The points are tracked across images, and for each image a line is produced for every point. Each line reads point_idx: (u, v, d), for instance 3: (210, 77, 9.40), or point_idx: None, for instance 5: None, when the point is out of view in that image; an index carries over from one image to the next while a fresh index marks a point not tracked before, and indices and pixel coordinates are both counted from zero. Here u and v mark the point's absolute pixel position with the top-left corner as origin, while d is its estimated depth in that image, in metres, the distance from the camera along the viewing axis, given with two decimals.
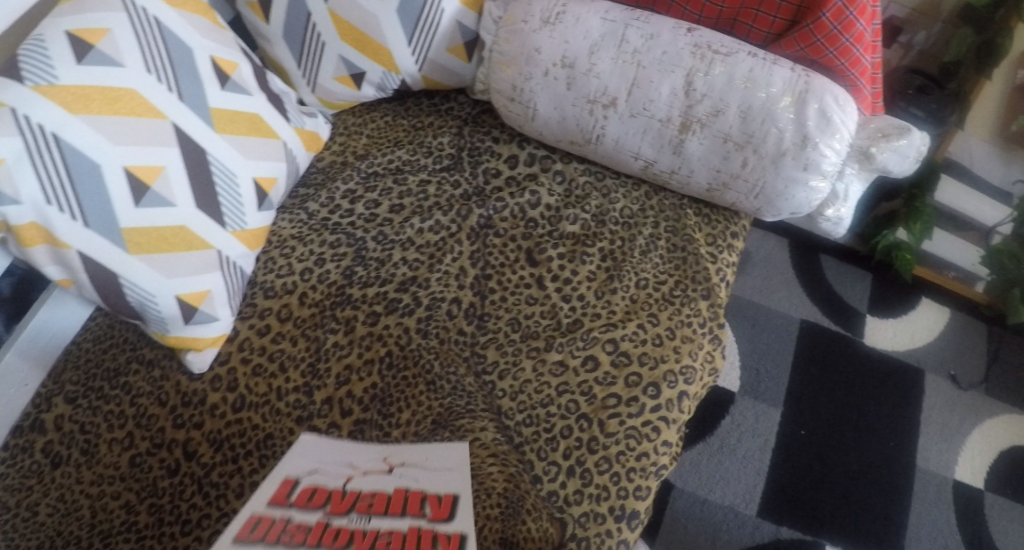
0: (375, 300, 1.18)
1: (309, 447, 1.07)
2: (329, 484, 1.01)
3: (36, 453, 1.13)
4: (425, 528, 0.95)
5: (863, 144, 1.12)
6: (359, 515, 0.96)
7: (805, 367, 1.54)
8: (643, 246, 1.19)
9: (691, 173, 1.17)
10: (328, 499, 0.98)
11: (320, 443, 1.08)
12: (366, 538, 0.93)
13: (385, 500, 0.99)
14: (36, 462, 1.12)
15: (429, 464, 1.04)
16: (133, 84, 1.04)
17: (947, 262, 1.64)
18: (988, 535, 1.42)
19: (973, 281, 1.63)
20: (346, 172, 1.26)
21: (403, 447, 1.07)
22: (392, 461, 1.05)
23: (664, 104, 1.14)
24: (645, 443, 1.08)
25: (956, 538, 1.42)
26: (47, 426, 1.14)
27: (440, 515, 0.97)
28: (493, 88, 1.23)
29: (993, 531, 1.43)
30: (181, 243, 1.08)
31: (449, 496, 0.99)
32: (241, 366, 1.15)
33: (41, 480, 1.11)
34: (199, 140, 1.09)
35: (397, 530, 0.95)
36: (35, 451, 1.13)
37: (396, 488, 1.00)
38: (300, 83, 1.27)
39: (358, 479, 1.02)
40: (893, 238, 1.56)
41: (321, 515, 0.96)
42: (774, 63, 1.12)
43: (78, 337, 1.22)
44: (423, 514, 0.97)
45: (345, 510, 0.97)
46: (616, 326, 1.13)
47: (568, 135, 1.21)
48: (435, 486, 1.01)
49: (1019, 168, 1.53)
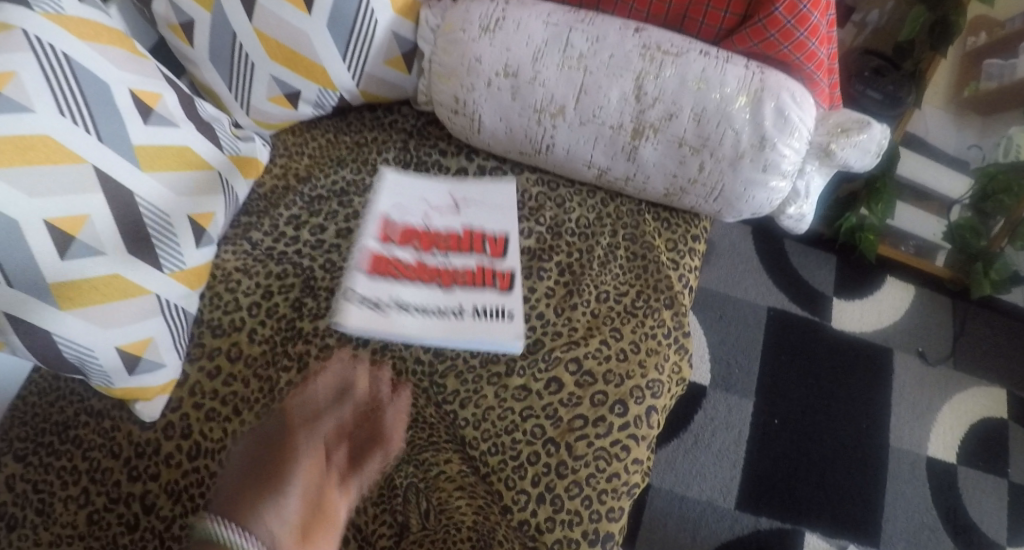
0: (327, 332, 1.13)
1: (393, 184, 1.20)
2: (412, 219, 1.18)
3: None
4: (488, 266, 1.15)
5: (823, 140, 1.09)
6: (434, 253, 1.16)
7: (775, 354, 1.52)
8: (602, 257, 1.15)
9: (647, 178, 1.12)
10: (415, 236, 1.17)
11: (402, 181, 1.20)
12: (448, 276, 1.14)
13: (456, 239, 1.17)
14: None
15: (491, 219, 1.18)
16: (45, 129, 0.98)
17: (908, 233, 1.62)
18: (961, 510, 1.43)
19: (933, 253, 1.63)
20: (288, 198, 1.20)
21: (464, 182, 1.21)
22: (457, 197, 1.20)
23: (615, 110, 1.08)
24: (615, 462, 1.06)
25: (932, 515, 1.42)
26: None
27: (501, 290, 1.13)
28: (435, 100, 1.17)
29: (967, 506, 1.44)
30: (116, 292, 1.03)
31: (502, 235, 1.17)
32: (194, 412, 1.11)
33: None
34: (125, 181, 1.04)
35: (467, 267, 1.15)
36: None
37: (463, 226, 1.18)
38: (233, 105, 1.21)
39: (419, 206, 1.19)
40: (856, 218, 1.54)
41: (412, 253, 1.15)
42: (726, 61, 1.07)
43: (23, 391, 1.16)
44: (488, 288, 1.13)
45: (429, 249, 1.16)
46: (578, 344, 1.10)
47: (517, 145, 1.16)
48: (491, 222, 1.18)
49: (973, 132, 1.56)
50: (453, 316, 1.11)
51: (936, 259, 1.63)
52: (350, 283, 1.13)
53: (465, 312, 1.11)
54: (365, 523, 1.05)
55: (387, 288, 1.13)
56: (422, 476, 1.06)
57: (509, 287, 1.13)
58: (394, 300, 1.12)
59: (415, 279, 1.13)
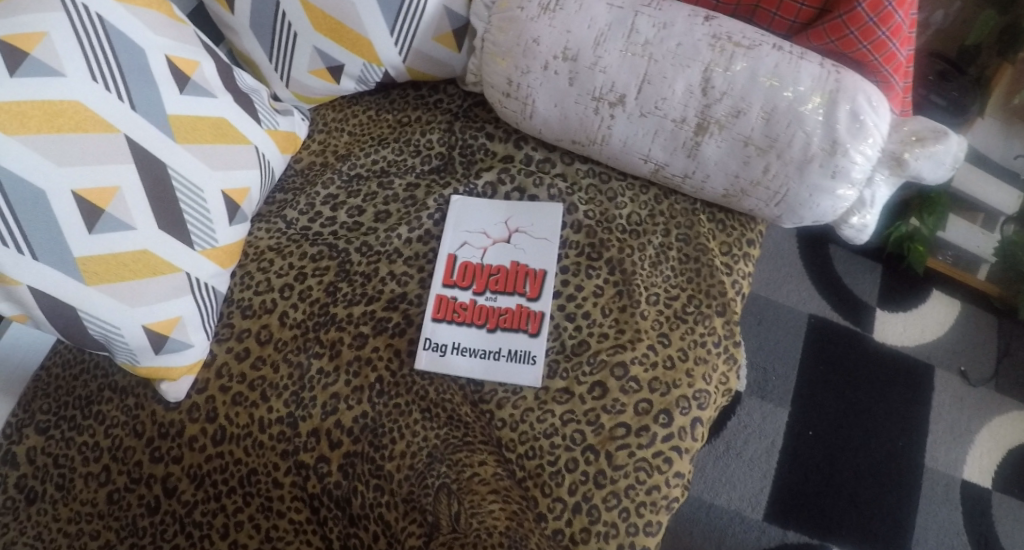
0: (362, 320, 1.08)
1: (463, 210, 1.13)
2: (474, 255, 1.11)
3: (8, 489, 1.06)
4: (524, 309, 1.08)
5: (896, 148, 1.03)
6: (478, 294, 1.09)
7: (813, 363, 1.47)
8: (652, 257, 1.10)
9: (706, 177, 1.06)
10: (473, 275, 1.10)
11: (472, 207, 1.13)
12: (489, 316, 1.08)
13: (503, 275, 1.10)
14: (9, 498, 1.06)
15: (535, 231, 1.11)
16: (77, 95, 0.93)
17: (950, 245, 1.51)
18: (994, 536, 1.37)
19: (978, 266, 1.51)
20: (327, 175, 1.16)
21: (525, 206, 1.12)
22: (512, 226, 1.12)
23: (679, 103, 1.02)
24: (656, 475, 1.01)
25: (963, 539, 1.36)
26: (19, 460, 1.07)
27: (530, 334, 1.06)
28: (486, 82, 1.11)
29: (999, 532, 1.37)
30: (144, 269, 0.99)
31: (539, 272, 1.09)
32: (220, 395, 1.06)
33: (17, 516, 1.06)
34: (158, 153, 0.99)
35: (508, 309, 1.08)
36: (8, 487, 1.06)
37: (510, 260, 1.10)
38: (273, 76, 1.16)
39: (477, 238, 1.11)
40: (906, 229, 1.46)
41: (471, 294, 1.09)
42: (801, 57, 1.00)
43: (47, 361, 1.13)
44: (521, 330, 1.06)
45: (482, 290, 1.09)
46: (624, 348, 1.05)
47: (570, 134, 1.10)
48: (537, 256, 1.10)
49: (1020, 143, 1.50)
50: (493, 357, 1.06)
51: (979, 272, 1.50)
52: (423, 331, 1.06)
53: (500, 354, 1.06)
54: (394, 521, 1.00)
55: (450, 334, 1.07)
56: (455, 477, 1.01)
57: (538, 293, 1.08)
58: (455, 346, 1.06)
59: (469, 322, 1.07)
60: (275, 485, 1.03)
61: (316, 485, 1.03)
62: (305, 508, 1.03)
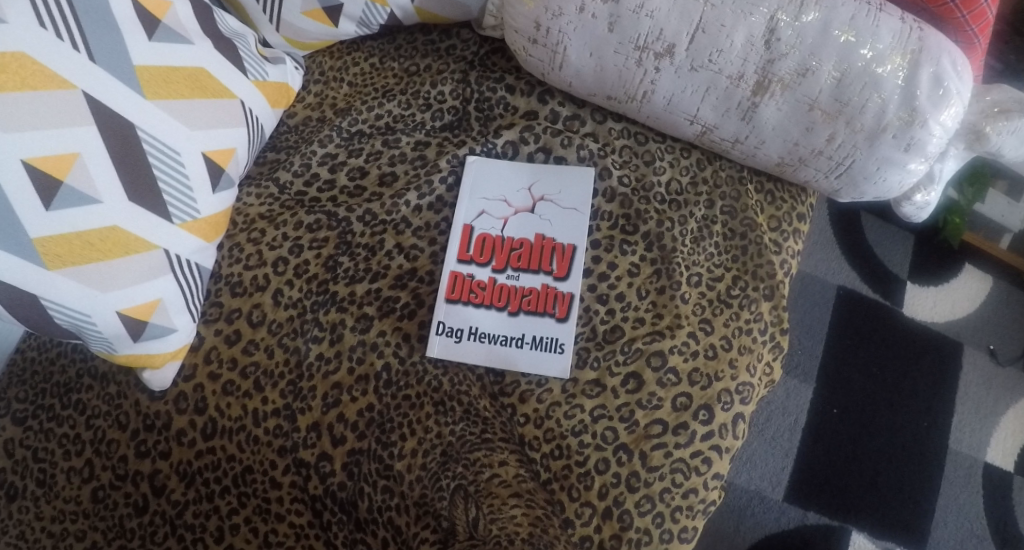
0: (366, 300, 0.96)
1: (481, 174, 1.01)
2: (493, 230, 0.99)
3: None
4: (552, 290, 0.96)
5: (975, 121, 0.91)
6: (501, 275, 0.98)
7: (839, 338, 1.37)
8: (694, 232, 0.98)
9: (760, 143, 0.94)
10: (493, 250, 0.98)
11: (490, 170, 1.01)
12: (513, 298, 0.97)
13: (527, 252, 0.98)
14: None
15: (564, 200, 0.99)
16: (22, 45, 0.79)
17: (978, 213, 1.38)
18: (1016, 521, 1.29)
19: (1000, 234, 1.37)
20: (324, 131, 1.03)
21: (550, 171, 1.00)
22: (537, 196, 1.00)
23: (737, 57, 0.88)
24: (694, 477, 0.89)
25: (982, 523, 1.28)
26: None
27: (558, 319, 0.95)
28: (509, 24, 0.97)
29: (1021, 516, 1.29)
30: (114, 248, 0.86)
31: (569, 250, 0.97)
32: (209, 383, 0.94)
33: None
34: (124, 112, 0.85)
35: (532, 289, 0.97)
36: None
37: (534, 234, 0.99)
38: (262, 19, 1.02)
39: (495, 206, 1.00)
40: (940, 201, 1.35)
41: (490, 272, 0.98)
42: (881, 9, 0.86)
43: (21, 344, 1.01)
44: (547, 315, 0.95)
45: (503, 267, 0.98)
46: (663, 335, 0.93)
47: (606, 89, 0.97)
48: (565, 229, 0.98)
49: None
50: (516, 345, 0.95)
51: (1001, 243, 1.37)
52: (435, 314, 0.95)
53: (524, 342, 0.95)
54: (406, 526, 0.90)
55: (466, 318, 0.96)
56: (473, 479, 0.89)
57: (566, 273, 0.96)
58: (473, 331, 0.95)
59: (488, 304, 0.97)
60: (273, 485, 0.92)
61: (317, 486, 0.92)
62: (307, 511, 0.92)
